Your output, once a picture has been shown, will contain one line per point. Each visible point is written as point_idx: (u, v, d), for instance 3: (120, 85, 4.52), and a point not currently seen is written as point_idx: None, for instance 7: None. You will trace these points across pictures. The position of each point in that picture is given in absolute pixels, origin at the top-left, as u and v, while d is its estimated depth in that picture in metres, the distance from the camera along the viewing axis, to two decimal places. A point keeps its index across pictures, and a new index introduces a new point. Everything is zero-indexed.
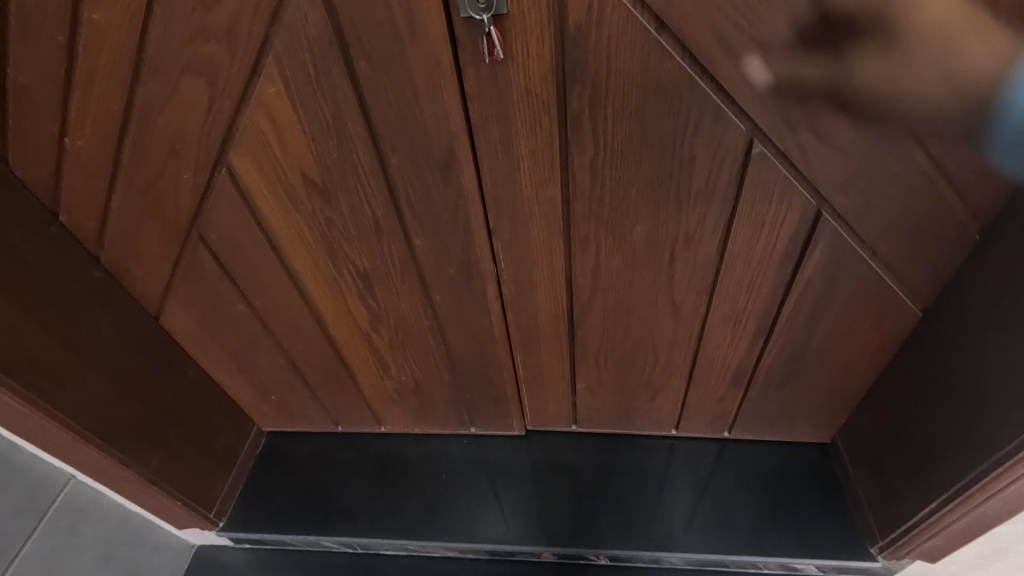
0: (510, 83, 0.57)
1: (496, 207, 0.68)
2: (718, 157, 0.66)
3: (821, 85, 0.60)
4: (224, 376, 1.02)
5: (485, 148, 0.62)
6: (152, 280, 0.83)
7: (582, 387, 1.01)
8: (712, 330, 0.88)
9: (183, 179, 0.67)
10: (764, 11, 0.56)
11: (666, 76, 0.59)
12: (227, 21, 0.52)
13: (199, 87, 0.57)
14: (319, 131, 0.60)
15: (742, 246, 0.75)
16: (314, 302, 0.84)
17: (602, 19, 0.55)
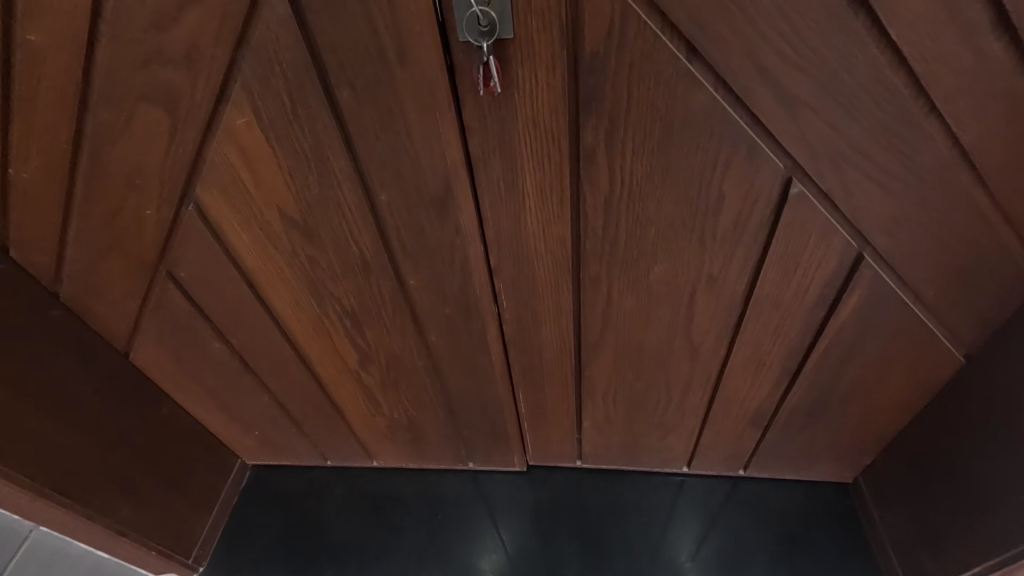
0: (516, 115, 0.50)
1: (498, 244, 0.61)
2: (750, 195, 0.59)
3: (874, 119, 0.53)
4: (203, 412, 0.95)
5: (487, 185, 0.55)
6: (119, 316, 0.75)
7: (588, 425, 0.94)
8: (732, 371, 0.81)
9: (145, 215, 0.59)
10: (811, 35, 0.48)
11: (695, 107, 0.52)
12: (184, 43, 0.44)
13: (157, 116, 0.49)
14: (298, 165, 0.53)
15: (770, 287, 0.68)
16: (298, 341, 0.77)
17: (624, 42, 0.47)
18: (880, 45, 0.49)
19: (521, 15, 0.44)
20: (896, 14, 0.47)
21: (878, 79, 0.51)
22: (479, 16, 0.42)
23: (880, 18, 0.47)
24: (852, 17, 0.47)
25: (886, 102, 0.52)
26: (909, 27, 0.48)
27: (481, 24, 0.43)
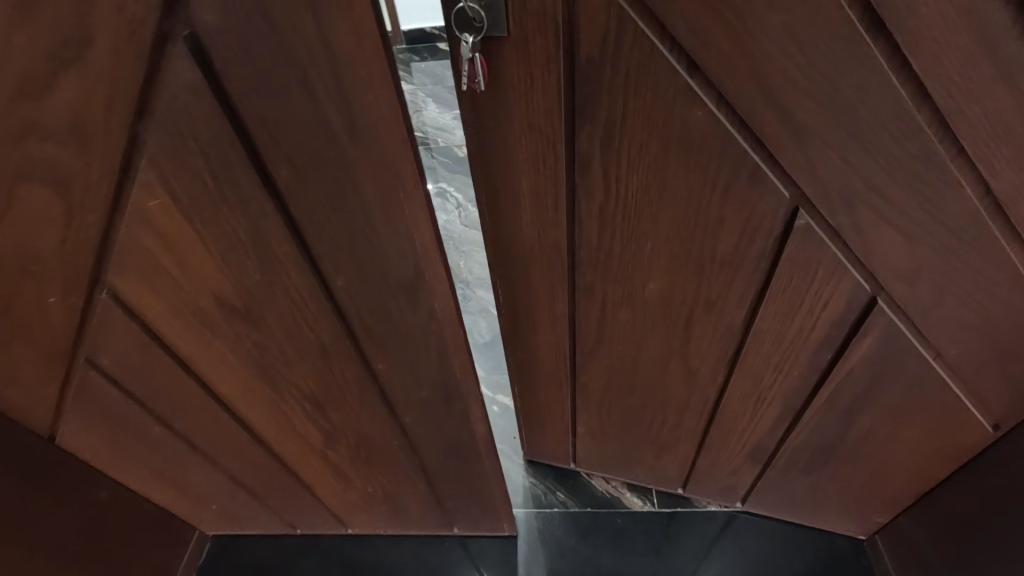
0: (512, 115, 0.52)
1: (495, 242, 0.66)
2: (751, 221, 0.56)
3: (893, 159, 0.49)
4: (151, 490, 0.84)
5: (484, 179, 0.59)
6: (33, 407, 0.63)
7: (582, 430, 0.96)
8: (730, 401, 0.80)
9: (49, 303, 0.48)
10: (828, 63, 0.43)
11: (693, 124, 0.49)
12: (65, 116, 0.33)
13: (46, 199, 0.39)
14: (241, 253, 0.43)
15: (770, 320, 0.66)
16: (251, 423, 0.66)
17: (620, 51, 0.46)
18: (904, 77, 0.44)
19: (512, 16, 0.44)
20: (920, 44, 0.42)
21: (901, 117, 0.46)
22: (470, 13, 0.44)
23: (901, 47, 0.42)
24: (871, 45, 0.42)
25: (907, 139, 0.47)
26: (938, 62, 0.43)
27: (471, 20, 0.44)
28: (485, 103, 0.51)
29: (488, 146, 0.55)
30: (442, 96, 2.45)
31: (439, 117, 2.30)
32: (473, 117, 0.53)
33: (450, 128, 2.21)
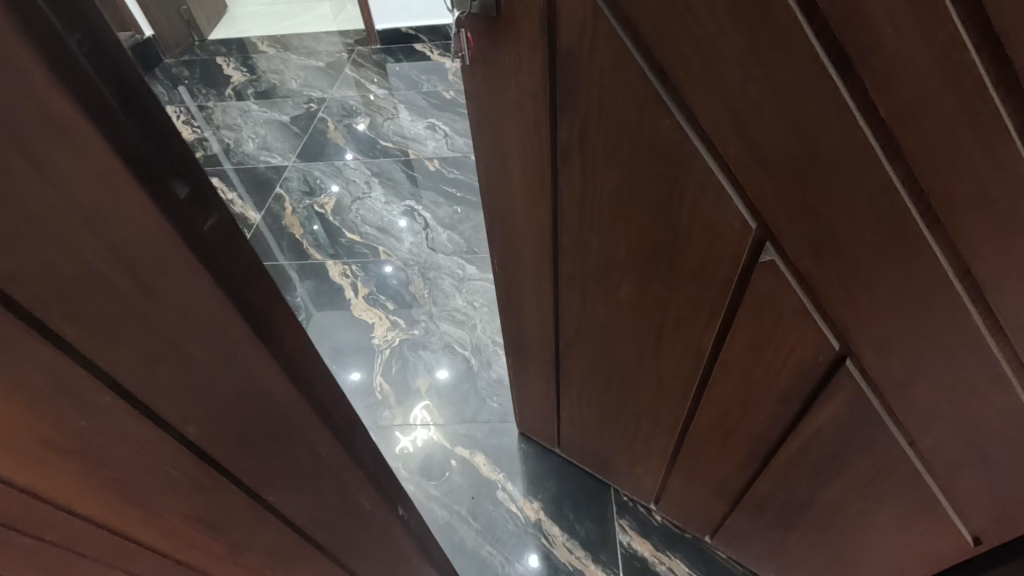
0: (507, 93, 0.69)
1: (493, 211, 0.88)
2: (720, 241, 0.66)
3: (852, 212, 0.53)
4: None
5: (485, 144, 0.79)
6: None
7: (566, 416, 1.12)
8: (698, 425, 0.92)
9: None
10: (774, 83, 0.49)
11: (662, 129, 0.60)
12: None
13: None
14: (51, 418, 0.31)
15: (739, 349, 0.76)
16: None
17: (595, 41, 0.57)
18: (859, 107, 0.47)
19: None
20: (893, 84, 0.45)
21: (861, 156, 0.49)
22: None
23: (869, 87, 0.46)
24: (838, 79, 0.46)
25: (873, 187, 0.51)
26: (888, 92, 0.45)
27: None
28: (492, 67, 0.69)
29: (497, 119, 0.74)
30: (414, 103, 2.35)
31: (410, 126, 2.19)
32: (488, 84, 0.71)
33: (420, 138, 2.11)
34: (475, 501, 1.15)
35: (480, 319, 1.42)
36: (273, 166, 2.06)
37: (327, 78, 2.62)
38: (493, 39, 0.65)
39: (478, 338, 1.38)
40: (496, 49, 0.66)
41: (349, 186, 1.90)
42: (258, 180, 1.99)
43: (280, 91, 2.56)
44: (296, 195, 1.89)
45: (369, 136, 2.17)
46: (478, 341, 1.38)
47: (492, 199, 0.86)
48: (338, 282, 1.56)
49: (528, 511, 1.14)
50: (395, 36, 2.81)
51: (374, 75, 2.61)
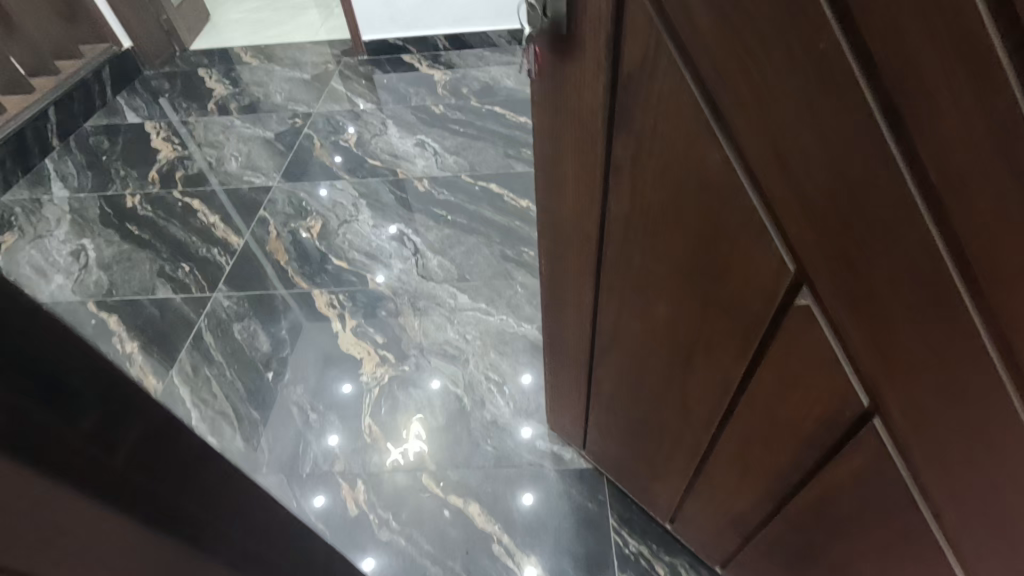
0: (565, 111, 0.70)
1: (543, 216, 0.88)
2: (758, 280, 0.63)
3: (892, 273, 0.50)
4: None
5: (539, 155, 0.80)
6: None
7: (593, 421, 1.11)
8: (717, 456, 0.90)
9: None
10: (822, 135, 0.46)
11: (710, 161, 0.58)
12: None
13: None
14: None
15: (765, 388, 0.73)
16: None
17: (653, 71, 0.57)
18: (907, 171, 0.44)
19: (573, 18, 0.60)
20: (945, 151, 0.41)
21: (905, 219, 0.46)
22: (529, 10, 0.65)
23: (919, 151, 0.42)
24: (888, 138, 0.43)
25: (915, 253, 0.47)
26: (939, 157, 0.42)
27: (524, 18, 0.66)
28: (552, 82, 0.69)
29: (556, 130, 0.73)
30: (402, 118, 2.30)
31: (399, 142, 2.14)
32: (549, 97, 0.71)
33: (409, 155, 2.06)
34: (470, 555, 1.09)
35: (473, 353, 1.37)
36: (254, 187, 1.99)
37: (311, 92, 2.55)
38: (556, 59, 0.66)
39: (470, 375, 1.33)
40: (558, 68, 0.67)
41: (335, 208, 1.84)
42: (242, 201, 1.92)
43: (263, 105, 2.48)
44: (281, 218, 1.82)
45: (357, 153, 2.11)
46: (471, 377, 1.33)
47: (542, 204, 0.86)
48: (325, 313, 1.50)
49: (526, 566, 1.08)
50: (382, 46, 2.76)
51: (359, 88, 2.55)
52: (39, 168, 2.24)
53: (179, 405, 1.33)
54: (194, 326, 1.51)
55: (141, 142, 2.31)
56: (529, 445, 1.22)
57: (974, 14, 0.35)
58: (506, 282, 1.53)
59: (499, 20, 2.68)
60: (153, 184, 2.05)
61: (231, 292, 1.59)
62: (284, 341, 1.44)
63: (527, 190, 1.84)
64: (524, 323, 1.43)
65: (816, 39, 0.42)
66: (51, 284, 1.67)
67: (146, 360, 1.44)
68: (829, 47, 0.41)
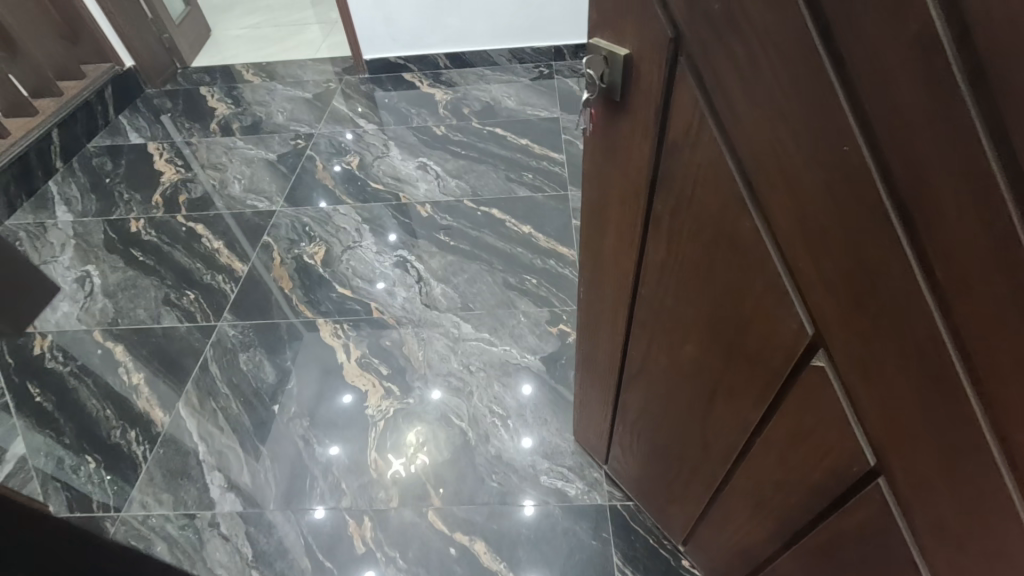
0: (614, 164, 0.75)
1: (588, 250, 0.93)
2: (778, 336, 0.66)
3: (899, 352, 0.52)
4: None
5: (588, 198, 0.85)
6: None
7: (618, 440, 1.14)
8: (731, 491, 0.92)
9: None
10: (842, 223, 0.50)
11: (742, 228, 0.62)
12: None
13: None
14: None
15: (779, 436, 0.76)
16: None
17: (696, 142, 0.61)
18: (917, 265, 0.46)
19: (629, 87, 0.64)
20: (949, 254, 0.44)
21: (913, 305, 0.48)
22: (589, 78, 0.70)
23: (926, 250, 0.45)
24: (900, 235, 0.46)
25: (922, 337, 0.49)
26: (946, 258, 0.44)
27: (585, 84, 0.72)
28: (603, 138, 0.74)
29: (605, 179, 0.79)
30: (404, 139, 2.32)
31: (402, 165, 2.16)
32: (601, 150, 0.76)
33: (412, 179, 2.08)
34: None
35: (477, 385, 1.39)
36: (259, 211, 2.00)
37: (313, 112, 2.57)
38: (608, 119, 0.71)
39: (474, 408, 1.35)
40: (609, 127, 0.72)
41: (339, 234, 1.86)
42: (245, 226, 1.94)
43: (266, 125, 2.50)
44: (284, 244, 1.84)
45: (360, 176, 2.12)
46: (475, 411, 1.35)
47: (587, 239, 0.91)
48: (330, 343, 1.52)
49: None
50: (384, 65, 2.78)
51: (361, 107, 2.56)
52: (43, 191, 2.25)
53: (187, 438, 1.34)
54: (200, 356, 1.52)
55: (144, 164, 2.32)
56: (534, 480, 1.23)
57: (976, 143, 0.38)
58: (509, 311, 1.55)
59: (499, 39, 2.70)
60: (157, 208, 2.06)
61: (236, 321, 1.61)
62: (289, 372, 1.46)
63: (529, 215, 1.86)
64: (528, 355, 1.45)
65: (839, 143, 0.46)
66: (57, 313, 1.69)
67: (153, 392, 1.45)
68: (851, 151, 0.45)
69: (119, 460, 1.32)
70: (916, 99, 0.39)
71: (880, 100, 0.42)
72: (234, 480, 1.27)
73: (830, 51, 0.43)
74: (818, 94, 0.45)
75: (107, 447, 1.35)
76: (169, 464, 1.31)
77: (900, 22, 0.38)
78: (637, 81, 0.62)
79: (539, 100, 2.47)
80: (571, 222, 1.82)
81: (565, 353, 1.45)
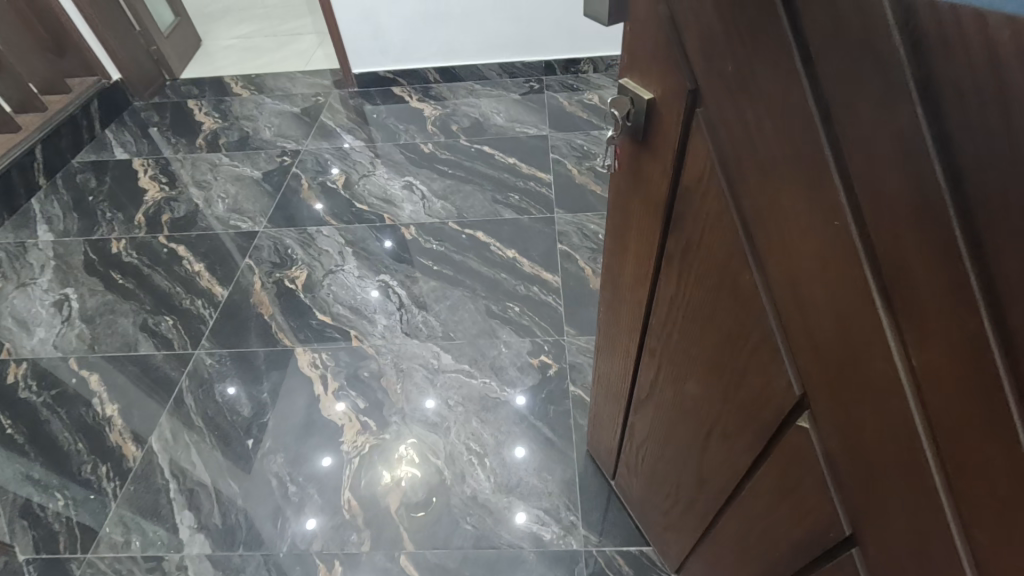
0: (633, 198, 0.73)
1: (607, 274, 0.91)
2: (770, 393, 0.63)
3: (879, 440, 0.49)
4: None
5: (609, 225, 0.84)
6: None
7: (625, 460, 1.13)
8: (719, 531, 0.89)
9: None
10: (829, 296, 0.47)
11: (742, 281, 0.59)
12: None
13: None
14: None
15: (765, 490, 0.73)
16: None
17: (706, 191, 0.59)
18: (899, 353, 0.42)
19: (652, 128, 0.63)
20: (928, 354, 0.40)
21: (895, 393, 0.45)
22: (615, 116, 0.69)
23: (907, 342, 0.41)
24: (885, 321, 0.42)
25: (900, 427, 0.46)
26: (926, 355, 0.40)
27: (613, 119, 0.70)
28: (624, 171, 0.72)
29: (624, 209, 0.77)
30: (391, 157, 2.29)
31: (387, 184, 2.13)
32: (622, 181, 0.74)
33: (397, 199, 2.05)
34: None
35: (455, 421, 1.37)
36: (242, 232, 1.97)
37: (301, 127, 2.54)
38: (631, 154, 0.69)
39: (451, 445, 1.33)
40: (631, 161, 0.70)
41: (322, 257, 1.83)
42: (227, 248, 1.91)
43: (253, 141, 2.48)
44: (266, 267, 1.82)
45: (345, 196, 2.10)
46: (452, 448, 1.32)
47: (608, 262, 0.90)
48: (307, 373, 1.49)
49: None
50: (373, 79, 2.75)
51: (349, 123, 2.54)
52: (25, 209, 2.24)
53: (159, 475, 1.33)
54: (174, 387, 1.50)
55: (128, 181, 2.30)
56: (509, 523, 1.21)
57: (952, 249, 0.34)
58: (490, 341, 1.53)
59: (489, 53, 2.67)
60: (139, 228, 2.04)
61: (213, 349, 1.58)
62: (265, 405, 1.44)
63: (514, 239, 1.83)
64: (508, 389, 1.42)
65: (832, 217, 0.43)
66: (34, 338, 1.67)
67: (126, 424, 1.43)
68: (843, 228, 0.42)
69: (89, 497, 1.30)
70: (900, 192, 0.36)
71: (870, 185, 0.38)
72: (205, 520, 1.25)
73: (828, 127, 0.40)
74: (814, 167, 0.42)
75: (76, 484, 1.33)
76: (140, 503, 1.29)
77: (890, 113, 0.34)
78: (659, 123, 0.61)
79: (528, 117, 2.45)
80: (556, 246, 1.80)
81: (544, 386, 1.42)
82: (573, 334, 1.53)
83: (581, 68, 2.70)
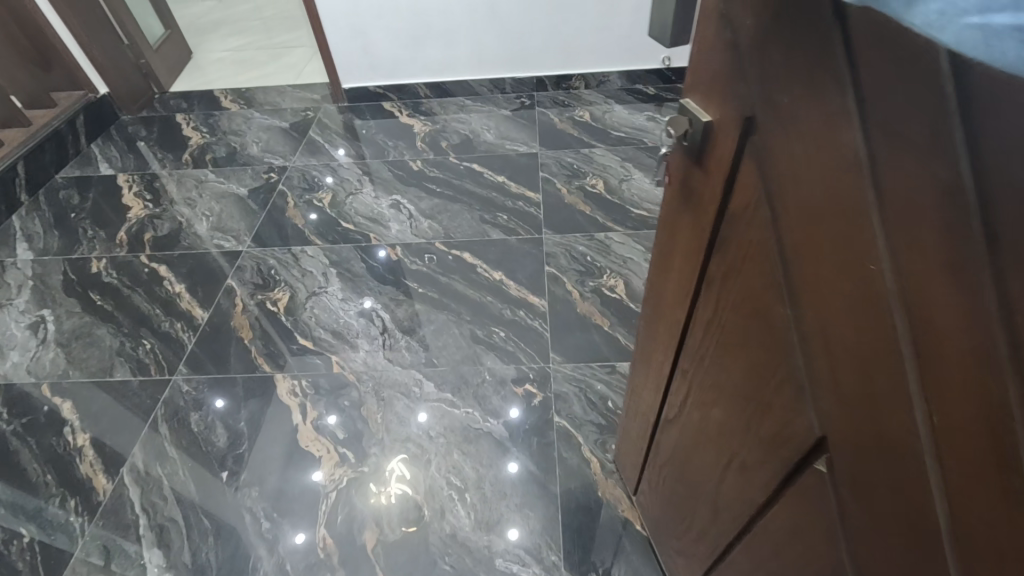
0: (684, 222, 0.67)
1: (649, 293, 0.85)
2: (787, 433, 0.59)
3: (892, 499, 0.46)
4: None
5: (657, 245, 0.77)
6: None
7: (648, 478, 1.10)
8: (729, 562, 0.86)
9: None
10: (857, 343, 0.43)
11: (773, 314, 0.55)
12: None
13: None
14: None
15: (776, 529, 0.69)
16: None
17: (751, 220, 0.54)
18: (921, 415, 0.39)
19: (708, 152, 0.56)
20: (947, 418, 0.37)
21: (907, 452, 0.42)
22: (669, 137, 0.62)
23: (927, 404, 0.38)
24: (908, 378, 0.39)
25: (913, 489, 0.42)
26: (944, 420, 0.37)
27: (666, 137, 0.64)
28: (674, 190, 0.66)
29: (669, 225, 0.71)
30: (380, 174, 2.26)
31: (374, 203, 2.10)
32: (672, 200, 0.68)
33: (384, 218, 2.02)
34: None
35: (436, 453, 1.34)
36: (225, 251, 1.94)
37: (289, 143, 2.52)
38: (683, 175, 0.63)
39: (432, 479, 1.29)
40: (681, 180, 0.64)
41: (305, 278, 1.80)
42: (209, 268, 1.88)
43: (239, 156, 2.45)
44: (247, 288, 1.78)
45: (331, 215, 2.07)
46: (432, 482, 1.29)
47: (649, 280, 0.83)
48: (286, 402, 1.46)
49: None
50: (362, 95, 2.73)
51: (337, 139, 2.51)
52: (6, 226, 2.20)
53: (128, 509, 1.28)
54: (149, 415, 1.46)
55: (111, 198, 2.27)
56: (489, 562, 1.18)
57: (984, 313, 0.32)
58: (474, 368, 1.50)
59: (480, 69, 2.66)
60: (121, 247, 2.00)
61: (191, 374, 1.54)
62: (241, 435, 1.40)
63: (500, 262, 1.80)
64: (491, 420, 1.39)
65: (868, 259, 0.40)
66: (6, 363, 1.62)
67: (97, 455, 1.39)
68: (877, 274, 0.39)
69: (56, 533, 1.26)
70: (944, 245, 0.33)
71: (911, 234, 0.35)
72: (173, 558, 1.21)
73: (876, 167, 0.36)
74: (858, 207, 0.39)
75: (42, 518, 1.28)
76: (107, 540, 1.24)
77: (935, 165, 0.32)
78: (715, 147, 0.55)
79: (518, 134, 2.43)
80: (544, 269, 1.77)
81: (530, 416, 1.39)
82: (559, 361, 1.50)
83: (573, 84, 2.69)
